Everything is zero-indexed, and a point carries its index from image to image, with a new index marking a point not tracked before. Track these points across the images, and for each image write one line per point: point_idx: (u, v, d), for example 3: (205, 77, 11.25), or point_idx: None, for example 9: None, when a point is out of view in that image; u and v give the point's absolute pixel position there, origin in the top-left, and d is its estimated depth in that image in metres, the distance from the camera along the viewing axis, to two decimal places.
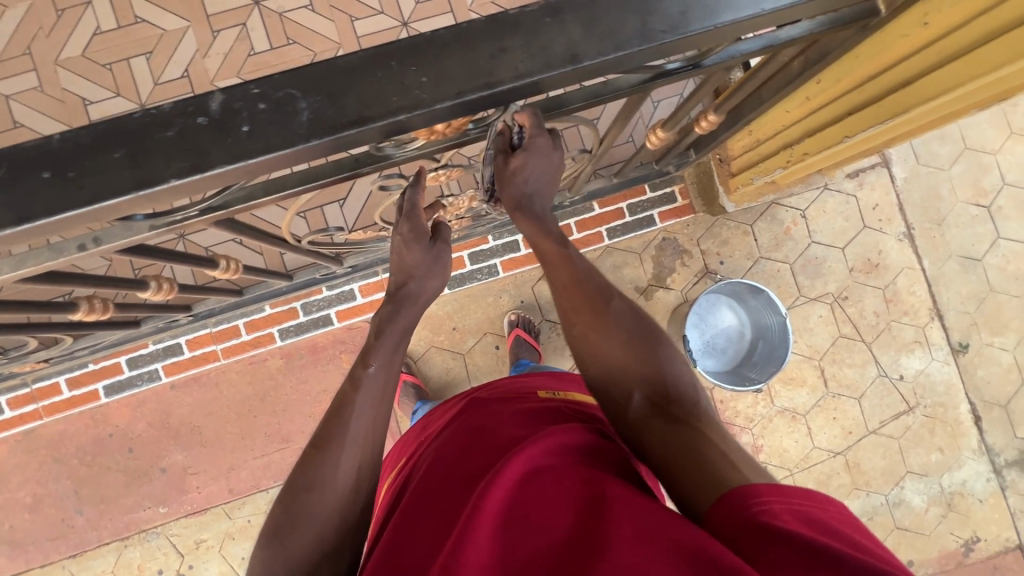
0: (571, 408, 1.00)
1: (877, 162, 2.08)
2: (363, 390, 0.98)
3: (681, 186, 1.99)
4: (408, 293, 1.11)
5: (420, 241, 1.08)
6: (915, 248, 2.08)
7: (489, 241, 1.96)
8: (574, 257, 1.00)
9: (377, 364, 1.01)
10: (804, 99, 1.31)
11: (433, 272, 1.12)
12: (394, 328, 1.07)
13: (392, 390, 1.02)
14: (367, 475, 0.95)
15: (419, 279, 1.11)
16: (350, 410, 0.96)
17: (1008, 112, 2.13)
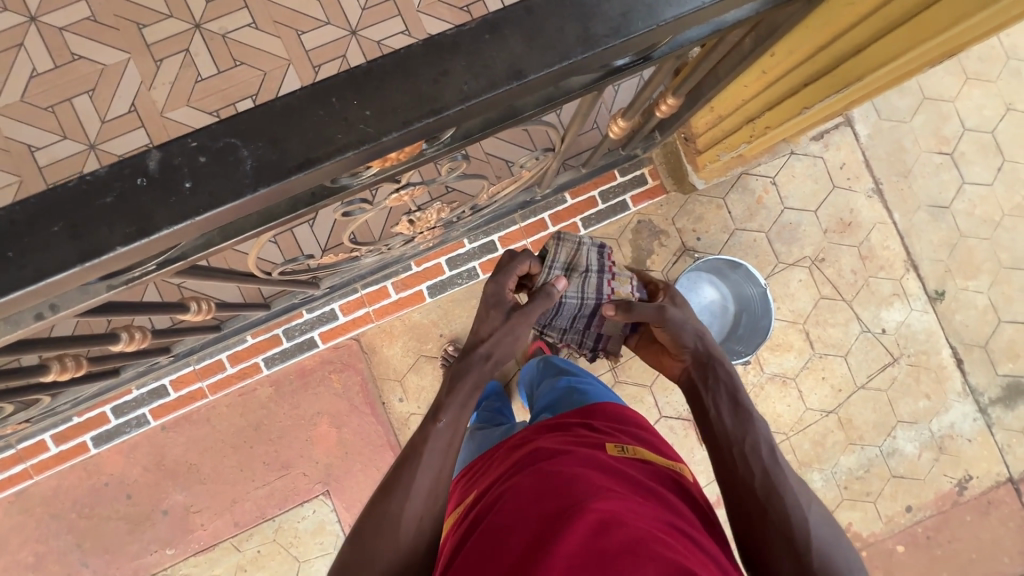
0: (637, 467, 1.01)
1: (840, 122, 2.10)
2: (431, 445, 1.08)
3: (650, 167, 1.97)
4: (477, 355, 1.20)
5: (500, 307, 1.24)
6: (885, 203, 2.10)
7: (465, 246, 1.90)
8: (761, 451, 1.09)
9: (447, 418, 1.11)
10: (758, 76, 1.31)
11: (509, 340, 1.24)
12: (461, 388, 1.17)
13: (457, 444, 1.11)
14: (429, 526, 1.01)
15: (494, 345, 1.22)
16: (419, 457, 1.06)
17: (962, 58, 2.16)
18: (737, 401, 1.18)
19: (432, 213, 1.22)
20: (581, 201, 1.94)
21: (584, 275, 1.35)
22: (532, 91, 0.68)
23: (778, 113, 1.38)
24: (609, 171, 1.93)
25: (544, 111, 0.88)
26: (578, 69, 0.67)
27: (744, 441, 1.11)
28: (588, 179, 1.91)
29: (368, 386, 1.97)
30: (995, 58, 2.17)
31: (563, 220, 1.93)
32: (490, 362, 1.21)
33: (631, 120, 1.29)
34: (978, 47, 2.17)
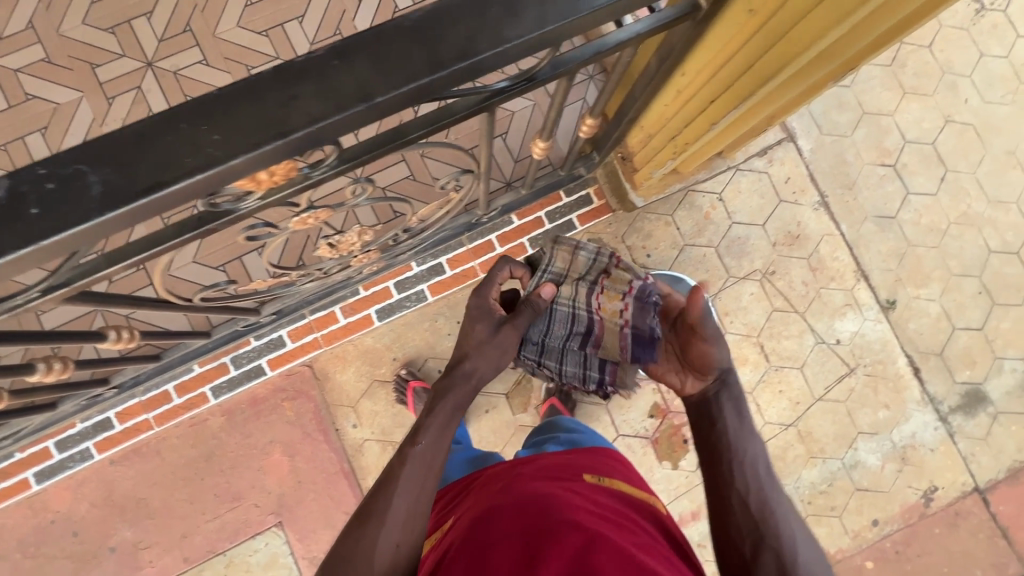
0: (617, 498, 1.01)
1: (782, 138, 2.14)
2: (410, 465, 1.07)
3: (595, 187, 2.00)
4: (464, 370, 1.22)
5: (485, 320, 1.26)
6: (831, 215, 2.13)
7: (413, 268, 1.92)
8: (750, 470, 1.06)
9: (425, 437, 1.10)
10: (671, 97, 1.36)
11: (496, 349, 1.25)
12: (445, 406, 1.17)
13: (437, 470, 1.09)
14: (405, 555, 0.99)
15: (481, 357, 1.23)
16: (399, 480, 1.05)
17: (898, 74, 2.22)
18: (735, 413, 1.15)
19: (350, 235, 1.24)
20: (528, 222, 1.96)
21: (577, 283, 1.34)
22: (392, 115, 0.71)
23: (693, 130, 1.42)
24: (554, 191, 1.97)
25: (428, 133, 0.91)
26: (432, 92, 0.70)
27: (747, 453, 1.08)
28: (532, 200, 1.94)
29: (321, 413, 1.95)
30: (930, 73, 2.25)
31: (510, 240, 1.95)
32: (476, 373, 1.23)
33: (550, 141, 1.32)
34: (913, 62, 2.24)
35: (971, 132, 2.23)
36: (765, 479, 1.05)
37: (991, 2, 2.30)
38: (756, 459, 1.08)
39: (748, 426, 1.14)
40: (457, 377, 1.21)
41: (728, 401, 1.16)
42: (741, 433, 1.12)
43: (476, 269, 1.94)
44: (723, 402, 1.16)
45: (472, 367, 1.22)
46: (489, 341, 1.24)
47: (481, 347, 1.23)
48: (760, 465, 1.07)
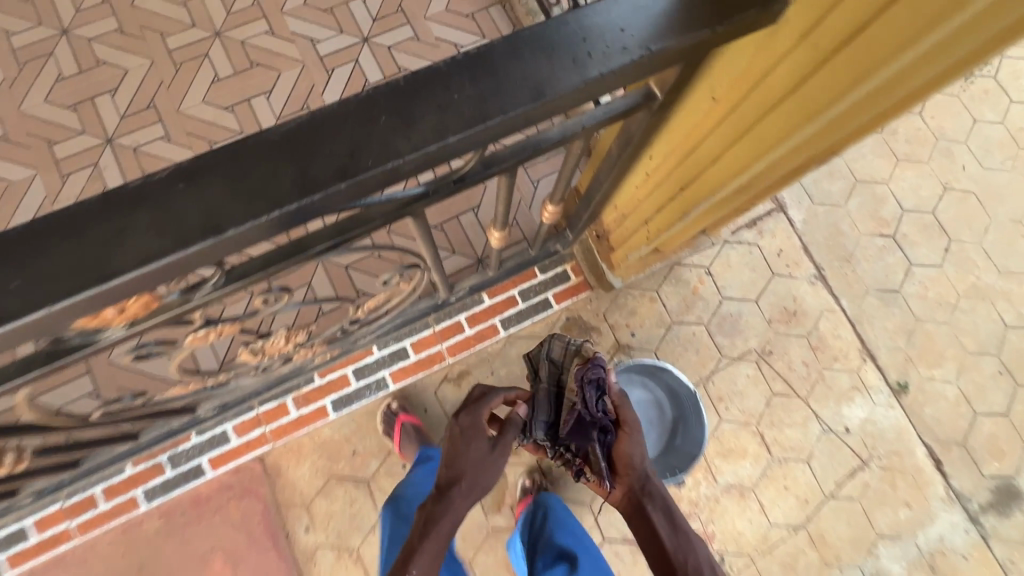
0: None
1: (772, 209, 2.03)
2: None
3: (572, 263, 1.87)
4: (455, 493, 1.10)
5: (480, 437, 1.14)
6: (830, 289, 1.98)
7: (373, 353, 1.78)
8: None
9: (421, 557, 1.07)
10: (641, 179, 1.25)
11: (484, 472, 1.12)
12: (441, 524, 1.09)
13: None
14: None
15: (471, 478, 1.10)
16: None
17: (889, 141, 2.14)
18: (671, 518, 1.14)
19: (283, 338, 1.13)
20: (499, 300, 1.83)
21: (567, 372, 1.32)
22: (260, 240, 0.57)
23: (664, 216, 1.31)
24: (528, 268, 1.84)
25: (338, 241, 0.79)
26: (319, 210, 0.58)
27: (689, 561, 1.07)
28: (504, 278, 1.81)
29: (269, 515, 1.74)
30: (923, 140, 2.16)
31: (481, 321, 1.82)
32: (464, 494, 1.10)
33: (506, 230, 1.20)
34: (904, 130, 2.16)
35: (972, 199, 2.11)
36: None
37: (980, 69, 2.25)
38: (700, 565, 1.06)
39: (689, 531, 1.13)
40: (447, 495, 1.10)
41: (660, 508, 1.15)
42: (679, 541, 1.11)
43: (443, 352, 1.80)
44: (653, 511, 1.15)
45: (460, 492, 1.10)
46: (475, 470, 1.11)
47: (469, 475, 1.10)
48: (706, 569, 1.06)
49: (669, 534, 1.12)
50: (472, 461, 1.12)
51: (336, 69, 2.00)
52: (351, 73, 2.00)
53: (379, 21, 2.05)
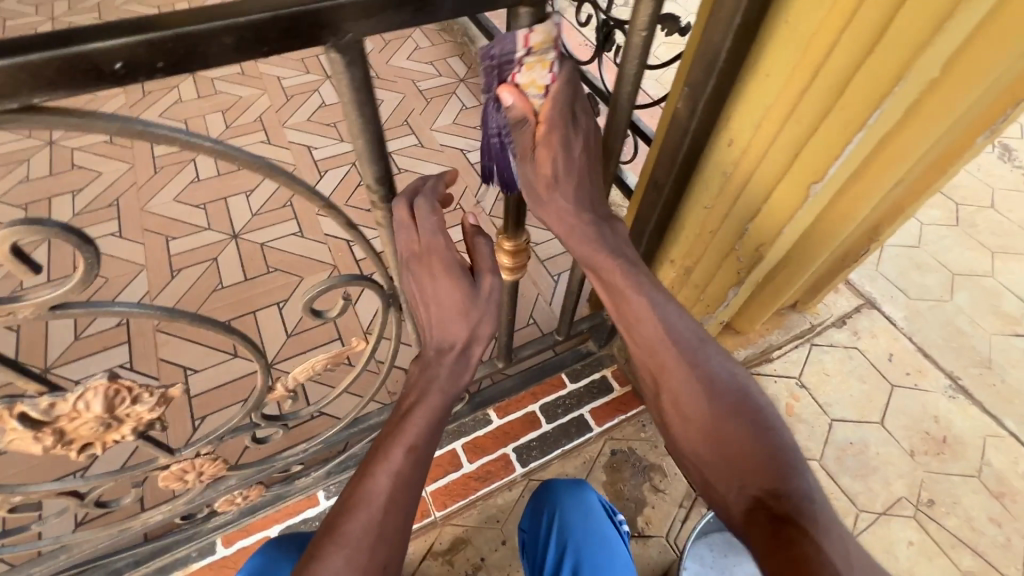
0: None
1: (861, 304, 1.58)
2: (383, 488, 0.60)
3: (612, 368, 1.34)
4: (444, 357, 0.69)
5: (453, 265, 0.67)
6: (980, 404, 1.40)
7: (318, 503, 1.10)
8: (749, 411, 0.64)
9: (406, 449, 0.63)
10: (721, 177, 0.82)
11: (475, 329, 0.69)
12: (423, 406, 0.67)
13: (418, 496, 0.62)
14: None
15: (462, 347, 0.69)
16: (364, 503, 0.59)
17: (971, 232, 1.81)
18: (756, 435, 0.62)
19: (98, 424, 0.59)
20: (512, 420, 1.26)
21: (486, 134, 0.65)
22: None
23: (770, 223, 0.83)
24: (554, 373, 1.32)
25: (170, 45, 0.34)
26: None
27: (795, 502, 0.56)
28: (518, 386, 1.28)
29: None
30: (1011, 232, 1.83)
31: (485, 452, 1.22)
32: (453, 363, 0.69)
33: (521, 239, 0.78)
34: (983, 222, 1.85)
35: None
36: (842, 533, 0.54)
37: None
38: (816, 520, 0.54)
39: (788, 431, 0.63)
40: (437, 356, 0.69)
41: (724, 412, 0.64)
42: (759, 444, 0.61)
43: (428, 502, 1.16)
44: (701, 411, 0.65)
45: (440, 350, 0.69)
46: (457, 320, 0.68)
47: (441, 331, 0.68)
48: (829, 516, 0.55)
49: (750, 454, 0.61)
50: (452, 307, 0.67)
51: (330, 171, 1.83)
52: (345, 174, 1.83)
53: None
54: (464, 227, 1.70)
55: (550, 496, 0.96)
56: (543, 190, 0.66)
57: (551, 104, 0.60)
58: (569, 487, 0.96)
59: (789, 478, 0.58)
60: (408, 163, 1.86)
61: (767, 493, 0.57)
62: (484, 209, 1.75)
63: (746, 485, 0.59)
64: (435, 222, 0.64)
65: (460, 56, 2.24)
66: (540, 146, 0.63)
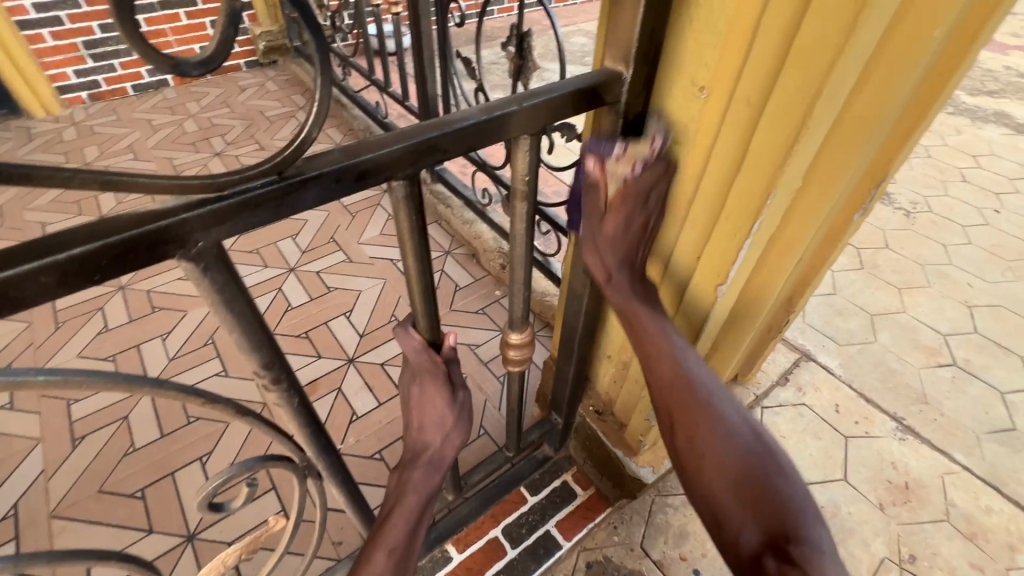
0: None
1: (798, 358, 1.62)
2: None
3: (573, 471, 1.27)
4: (420, 461, 0.72)
5: (437, 374, 0.69)
6: (930, 442, 1.43)
7: None
8: (750, 462, 0.63)
9: (387, 553, 0.65)
10: None
11: (449, 438, 0.73)
12: (404, 507, 0.69)
13: None
14: None
15: (437, 451, 0.72)
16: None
17: (876, 273, 1.95)
18: (768, 483, 0.61)
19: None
20: (473, 553, 1.14)
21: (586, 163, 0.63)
22: None
23: (689, 314, 0.82)
24: (512, 488, 1.23)
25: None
26: None
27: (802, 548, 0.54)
28: (476, 510, 1.19)
29: None
30: (910, 268, 1.99)
31: None
32: (426, 467, 0.72)
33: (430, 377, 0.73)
34: (883, 262, 2.01)
35: (1006, 312, 1.83)
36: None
37: (914, 207, 2.30)
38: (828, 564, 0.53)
39: (799, 480, 0.62)
40: (417, 459, 0.72)
41: (736, 460, 0.63)
42: (766, 492, 0.60)
43: None
44: (724, 456, 0.64)
45: (415, 455, 0.72)
46: (436, 426, 0.71)
47: (424, 431, 0.71)
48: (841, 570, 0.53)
49: (763, 500, 0.60)
50: (435, 422, 0.71)
51: (254, 299, 1.75)
52: (271, 300, 1.75)
53: (307, 251, 1.93)
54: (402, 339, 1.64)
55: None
56: (603, 245, 0.66)
57: (632, 181, 0.63)
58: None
59: (793, 518, 0.58)
60: (337, 279, 1.82)
61: (775, 537, 0.57)
62: None
63: (760, 527, 0.58)
64: (420, 347, 0.68)
65: None
66: (610, 209, 0.63)
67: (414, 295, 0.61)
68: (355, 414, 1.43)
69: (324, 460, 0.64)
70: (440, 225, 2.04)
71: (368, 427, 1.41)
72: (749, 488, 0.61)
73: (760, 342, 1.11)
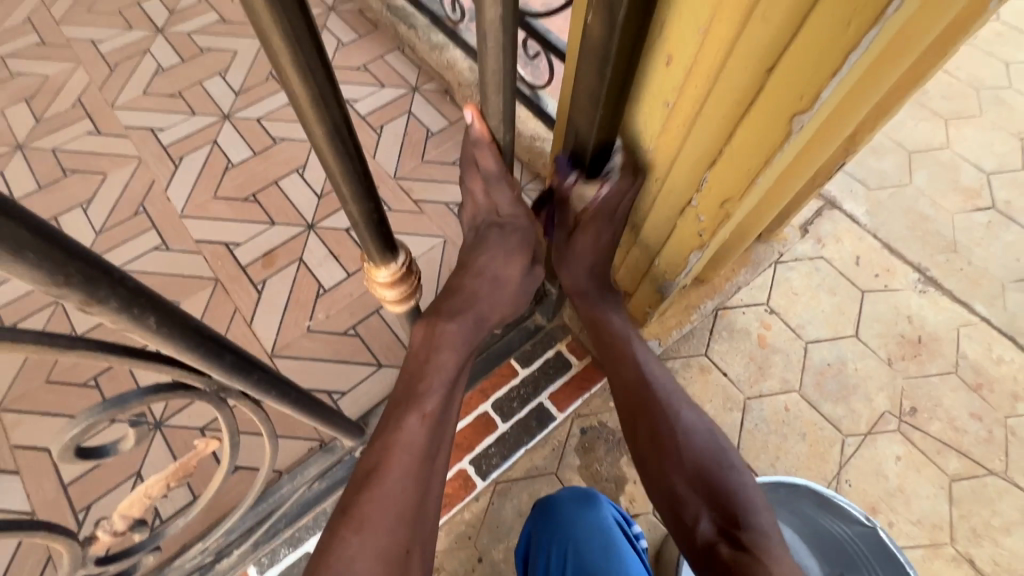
0: None
1: (822, 206, 1.43)
2: (401, 445, 0.64)
3: (568, 340, 1.16)
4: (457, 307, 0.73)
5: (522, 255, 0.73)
6: (950, 293, 1.33)
7: None
8: (659, 389, 0.76)
9: (422, 416, 0.66)
10: (662, 110, 0.59)
11: (499, 300, 0.75)
12: (437, 364, 0.69)
13: (440, 454, 0.67)
14: None
15: (484, 315, 0.74)
16: (388, 472, 0.62)
17: (923, 101, 1.66)
18: (676, 414, 0.74)
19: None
20: (464, 427, 1.08)
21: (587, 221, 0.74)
22: None
23: (729, 171, 0.59)
24: (502, 361, 1.13)
25: None
26: None
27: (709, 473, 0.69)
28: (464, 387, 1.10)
29: None
30: (962, 94, 1.69)
31: None
32: (470, 324, 0.73)
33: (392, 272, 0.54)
34: (934, 86, 1.70)
35: None
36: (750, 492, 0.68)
37: None
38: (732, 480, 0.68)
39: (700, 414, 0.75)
40: (453, 317, 0.72)
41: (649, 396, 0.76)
42: (681, 428, 0.73)
43: None
44: (634, 386, 0.77)
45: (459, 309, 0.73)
46: (497, 292, 0.74)
47: (488, 297, 0.74)
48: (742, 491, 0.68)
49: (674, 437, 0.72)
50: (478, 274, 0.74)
51: (185, 158, 1.46)
52: (207, 156, 1.46)
53: (242, 92, 1.57)
54: None
55: (553, 523, 0.79)
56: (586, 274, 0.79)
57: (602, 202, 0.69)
58: (577, 505, 0.80)
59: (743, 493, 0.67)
60: (283, 127, 1.50)
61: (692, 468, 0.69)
62: (388, 172, 1.46)
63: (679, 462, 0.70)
64: (511, 199, 0.72)
65: None
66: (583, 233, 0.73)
67: (303, 116, 0.38)
68: (322, 288, 1.27)
69: (239, 379, 0.48)
70: (403, 54, 1.64)
71: (338, 301, 1.26)
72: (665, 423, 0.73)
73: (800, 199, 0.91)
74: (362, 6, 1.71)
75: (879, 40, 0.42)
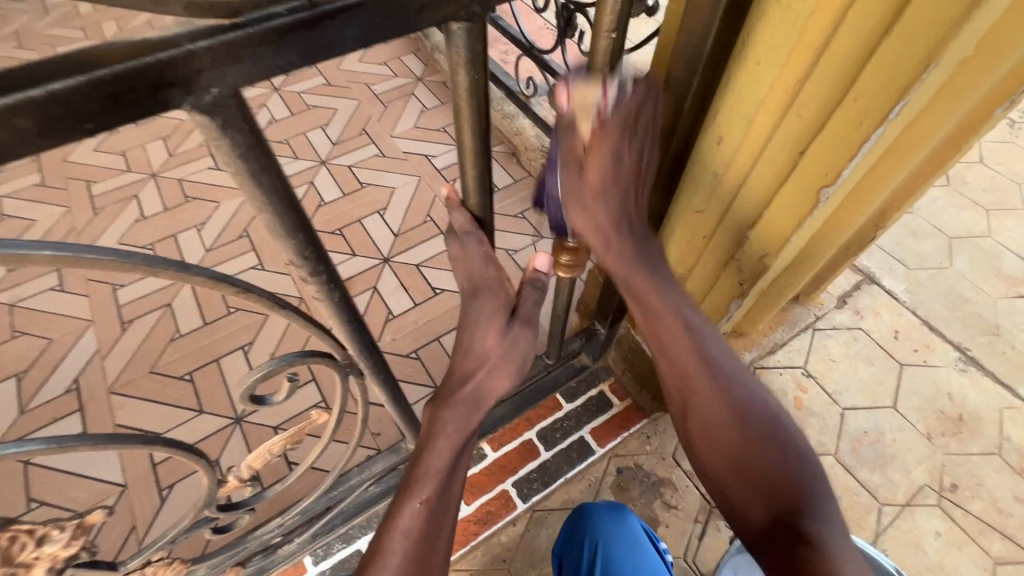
0: None
1: (860, 280, 1.50)
2: (399, 534, 0.56)
3: (611, 381, 1.24)
4: (462, 398, 0.64)
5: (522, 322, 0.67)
6: (992, 375, 1.35)
7: (305, 570, 0.98)
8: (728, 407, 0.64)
9: (420, 504, 0.58)
10: (711, 180, 0.71)
11: (500, 368, 0.65)
12: (434, 451, 0.62)
13: (440, 551, 0.57)
14: None
15: (480, 381, 0.64)
16: (383, 567, 0.54)
17: (963, 191, 1.74)
18: (762, 438, 0.62)
19: None
20: (509, 452, 1.17)
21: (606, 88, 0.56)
22: None
23: (766, 230, 0.71)
24: (549, 394, 1.22)
25: None
26: None
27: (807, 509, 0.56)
28: (513, 414, 1.19)
29: None
30: (1004, 187, 1.76)
31: (486, 490, 1.13)
32: (457, 423, 0.63)
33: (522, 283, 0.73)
34: (974, 179, 1.78)
35: None
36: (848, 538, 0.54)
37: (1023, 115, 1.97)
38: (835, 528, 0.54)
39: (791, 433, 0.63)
40: (450, 399, 0.64)
41: (727, 412, 0.64)
42: (765, 449, 0.61)
43: None
44: (709, 411, 0.65)
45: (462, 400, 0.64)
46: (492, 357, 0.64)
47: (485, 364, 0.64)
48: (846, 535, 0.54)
49: (750, 464, 0.62)
50: (481, 353, 0.65)
51: None
52: (303, 194, 1.69)
53: (338, 143, 1.82)
54: (437, 240, 1.56)
55: (587, 524, 0.89)
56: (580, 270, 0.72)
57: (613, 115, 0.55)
58: (609, 512, 0.89)
59: (811, 508, 0.56)
60: (370, 175, 1.73)
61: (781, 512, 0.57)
62: None
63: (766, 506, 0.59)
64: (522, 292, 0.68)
65: (415, 52, 2.09)
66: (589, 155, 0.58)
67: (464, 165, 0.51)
68: (391, 314, 1.42)
69: (366, 359, 0.61)
70: None
71: (404, 326, 1.40)
72: (746, 450, 0.62)
73: (836, 264, 1.01)
74: (446, 78, 1.98)
75: (885, 135, 0.55)
